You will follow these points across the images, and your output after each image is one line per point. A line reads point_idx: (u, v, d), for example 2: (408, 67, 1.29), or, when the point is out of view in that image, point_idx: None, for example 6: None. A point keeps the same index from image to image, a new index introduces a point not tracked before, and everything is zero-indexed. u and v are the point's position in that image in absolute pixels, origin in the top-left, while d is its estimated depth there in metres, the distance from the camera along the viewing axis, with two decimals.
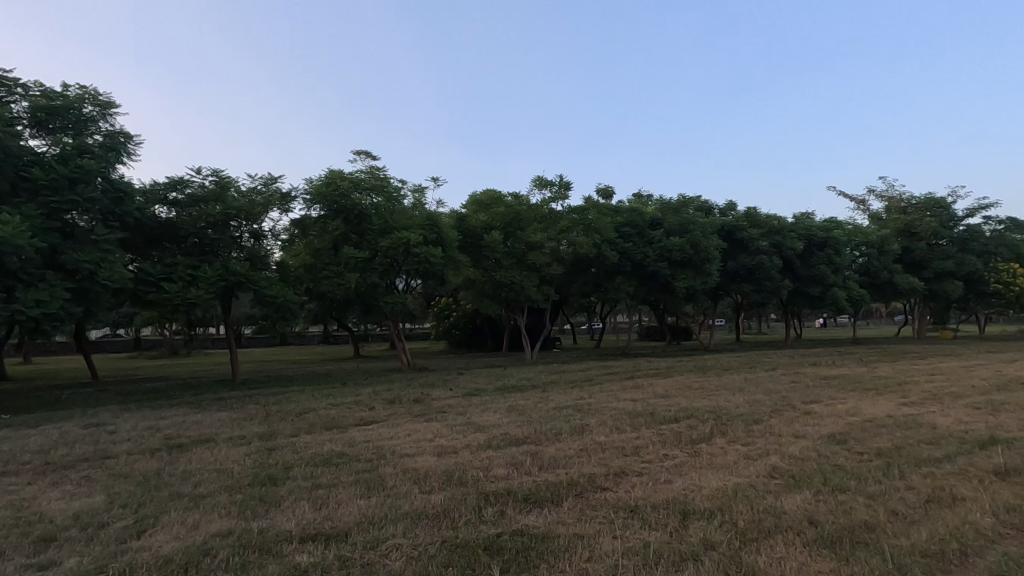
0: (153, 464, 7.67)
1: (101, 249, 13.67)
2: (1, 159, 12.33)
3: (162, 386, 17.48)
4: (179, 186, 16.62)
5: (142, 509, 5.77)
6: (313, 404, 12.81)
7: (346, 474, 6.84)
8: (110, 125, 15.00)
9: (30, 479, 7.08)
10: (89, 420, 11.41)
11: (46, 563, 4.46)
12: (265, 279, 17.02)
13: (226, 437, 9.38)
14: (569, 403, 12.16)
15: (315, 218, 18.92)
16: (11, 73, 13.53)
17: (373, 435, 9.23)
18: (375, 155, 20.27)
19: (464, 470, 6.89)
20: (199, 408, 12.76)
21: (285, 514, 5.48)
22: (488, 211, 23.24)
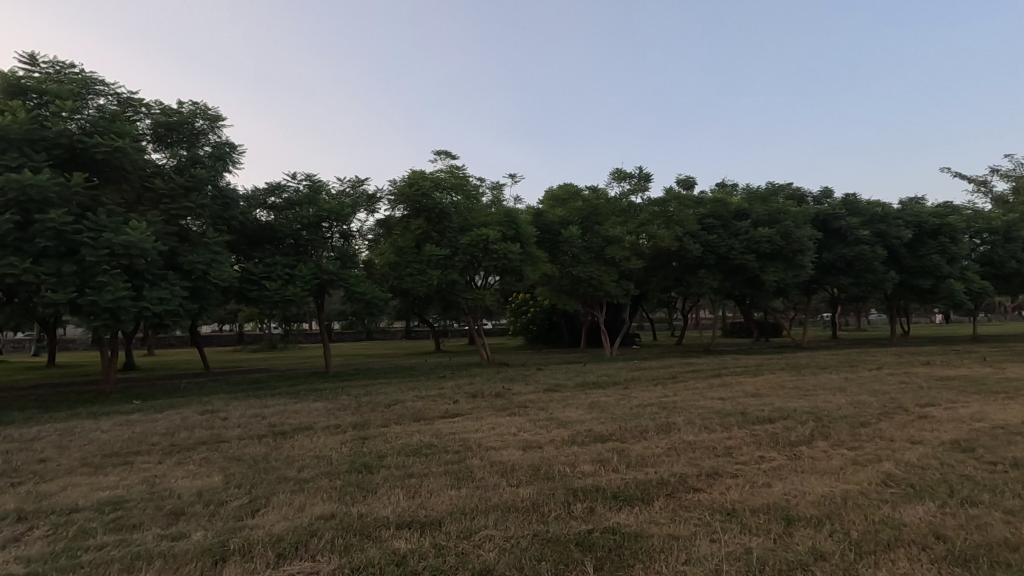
0: (261, 449, 8.29)
1: (211, 251, 14.97)
2: (130, 172, 13.74)
3: (264, 377, 18.88)
4: (277, 191, 17.95)
5: (254, 490, 6.23)
6: (401, 396, 13.32)
7: (436, 465, 7.04)
8: (218, 137, 16.41)
9: (160, 458, 7.88)
10: (204, 407, 12.50)
11: (178, 535, 4.93)
12: (354, 277, 18.02)
13: (323, 425, 9.97)
14: (652, 401, 11.82)
15: (399, 217, 19.70)
16: (137, 95, 15.04)
17: (459, 428, 9.47)
18: (455, 155, 20.84)
19: (551, 465, 6.87)
20: (298, 398, 13.63)
21: (381, 501, 5.73)
22: (565, 207, 23.18)
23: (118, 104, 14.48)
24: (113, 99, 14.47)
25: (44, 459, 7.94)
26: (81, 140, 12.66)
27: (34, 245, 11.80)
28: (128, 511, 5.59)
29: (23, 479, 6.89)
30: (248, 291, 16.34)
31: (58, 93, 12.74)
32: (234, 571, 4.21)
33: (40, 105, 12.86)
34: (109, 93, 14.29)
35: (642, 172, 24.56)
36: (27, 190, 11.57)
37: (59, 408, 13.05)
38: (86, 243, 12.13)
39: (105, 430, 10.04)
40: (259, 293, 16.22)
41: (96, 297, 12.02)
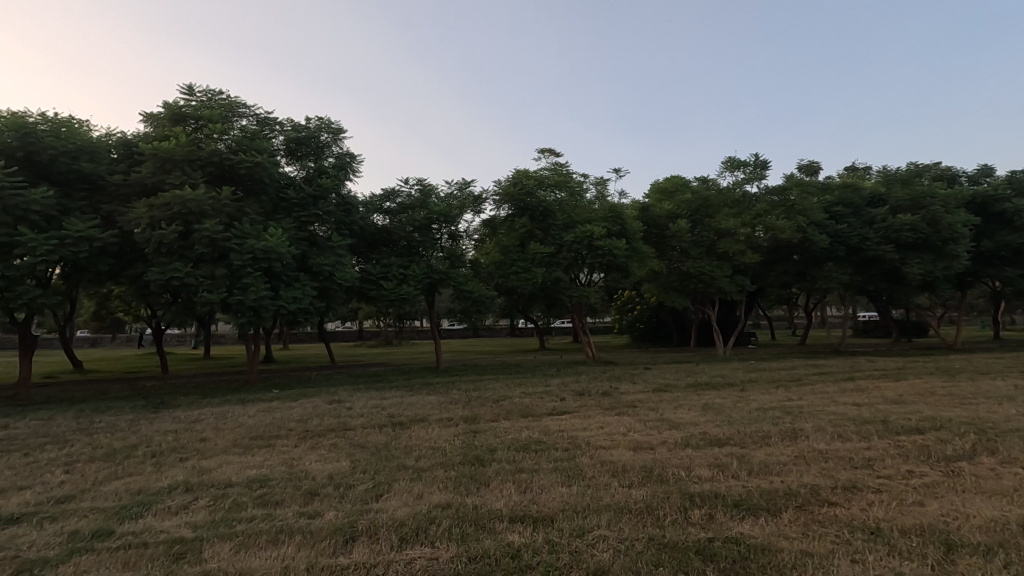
0: (382, 438, 8.85)
1: (336, 254, 16.26)
2: (267, 184, 15.31)
3: (382, 371, 20.20)
4: (392, 196, 19.11)
5: (377, 476, 6.66)
6: (509, 392, 13.58)
7: (546, 461, 7.07)
8: (340, 148, 17.84)
9: (296, 442, 8.70)
10: (331, 397, 13.59)
11: (313, 513, 5.40)
12: (462, 276, 18.71)
13: (437, 418, 10.42)
14: (774, 404, 10.97)
15: (504, 217, 20.10)
16: (272, 114, 16.72)
17: (567, 425, 9.44)
18: (558, 153, 20.87)
19: (665, 468, 6.61)
20: (413, 391, 14.37)
21: (494, 493, 5.85)
22: (673, 200, 22.24)
23: (258, 124, 16.20)
24: (253, 120, 16.21)
25: (205, 438, 9.08)
26: (229, 158, 14.32)
27: (193, 252, 13.54)
28: (271, 488, 6.21)
29: (189, 455, 7.93)
30: (367, 291, 17.48)
31: (210, 117, 14.51)
32: (362, 550, 4.51)
33: (197, 129, 14.71)
34: (249, 115, 16.03)
35: (758, 160, 22.95)
36: (187, 204, 13.31)
37: (214, 395, 14.90)
38: (233, 249, 13.69)
39: (251, 415, 11.29)
40: (377, 291, 17.32)
41: (242, 297, 13.54)
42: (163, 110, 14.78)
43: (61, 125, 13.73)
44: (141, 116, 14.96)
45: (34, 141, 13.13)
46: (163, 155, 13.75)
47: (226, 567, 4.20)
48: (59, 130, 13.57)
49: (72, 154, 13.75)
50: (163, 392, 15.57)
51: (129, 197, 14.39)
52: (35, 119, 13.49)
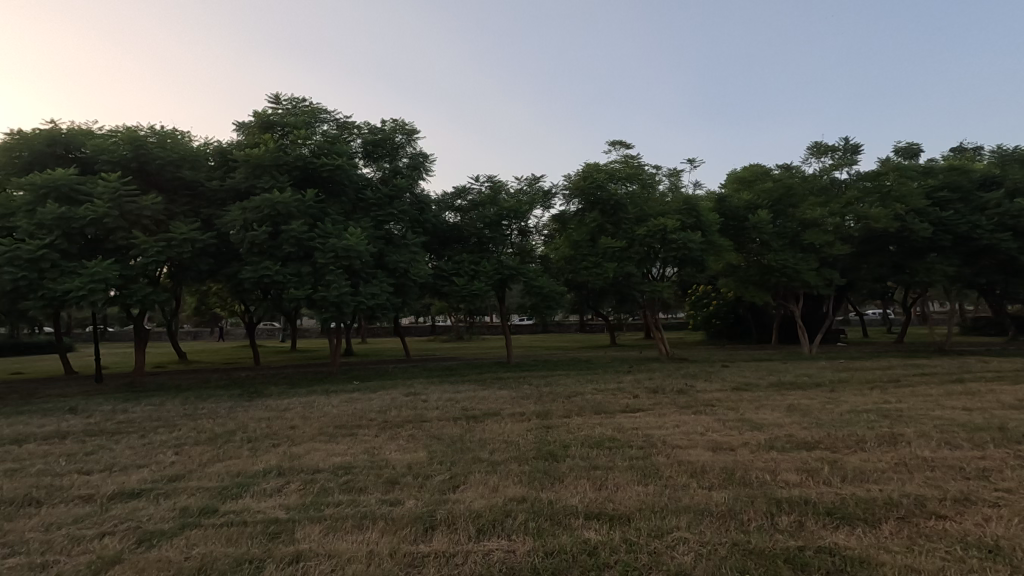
0: (457, 430, 9.06)
1: (411, 252, 16.80)
2: (347, 186, 16.06)
3: (455, 365, 20.67)
4: (463, 194, 19.49)
5: (453, 467, 6.82)
6: (580, 388, 13.50)
7: (620, 459, 6.95)
8: (414, 149, 18.39)
9: (376, 432, 9.08)
10: (408, 390, 14.06)
11: (395, 501, 5.61)
12: (533, 271, 18.79)
13: (510, 412, 10.53)
14: (869, 406, 10.19)
15: (574, 212, 19.97)
16: (351, 119, 17.47)
17: (642, 423, 9.25)
18: (629, 145, 20.44)
19: (748, 471, 6.31)
20: (486, 386, 14.61)
21: (569, 489, 5.82)
22: (752, 189, 21.18)
23: (338, 128, 16.99)
24: (334, 124, 17.02)
25: (294, 426, 9.69)
26: (312, 162, 15.14)
27: (281, 251, 14.42)
28: (355, 475, 6.52)
29: (280, 441, 8.47)
30: (440, 287, 17.91)
31: (295, 124, 15.40)
32: (442, 539, 4.63)
33: (283, 135, 15.64)
34: (330, 120, 16.83)
35: (848, 144, 21.44)
36: (276, 206, 14.21)
37: (301, 385, 15.86)
38: (317, 248, 14.46)
39: (335, 405, 11.90)
40: (450, 287, 17.72)
41: (326, 293, 14.29)
42: (254, 120, 15.82)
43: (167, 137, 15.05)
44: (234, 126, 16.09)
45: (144, 152, 14.46)
46: (254, 161, 14.75)
47: (317, 548, 4.45)
48: (166, 141, 14.89)
49: (176, 163, 15.03)
50: (257, 382, 16.75)
51: (225, 202, 15.54)
52: (145, 133, 14.86)
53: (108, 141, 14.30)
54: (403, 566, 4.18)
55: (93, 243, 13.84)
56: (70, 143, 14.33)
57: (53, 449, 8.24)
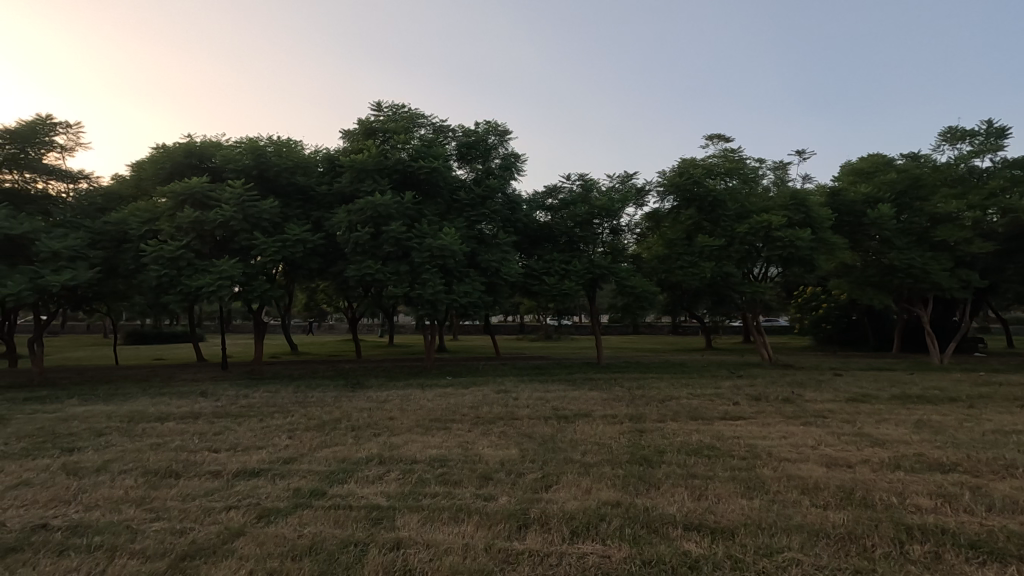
0: (548, 429, 9.04)
1: (502, 251, 17.04)
2: (442, 188, 16.58)
3: (544, 364, 20.70)
4: (555, 193, 19.45)
5: (546, 466, 6.80)
6: (675, 392, 12.99)
7: (721, 469, 6.57)
8: (506, 149, 18.66)
9: (469, 427, 9.27)
10: (499, 387, 14.25)
11: (488, 496, 5.68)
12: (624, 271, 18.37)
13: (601, 414, 10.33)
14: (1019, 427, 8.87)
15: (668, 209, 19.28)
16: (446, 122, 18.03)
17: (744, 432, 8.71)
18: (729, 138, 19.39)
19: (869, 491, 5.72)
20: (576, 386, 14.46)
21: (666, 497, 5.58)
22: (871, 181, 19.31)
23: (434, 132, 17.60)
24: (430, 129, 17.65)
25: (392, 417, 10.15)
26: (411, 165, 15.81)
27: (382, 251, 15.16)
28: (451, 468, 6.69)
29: (381, 431, 8.91)
30: (531, 286, 17.99)
31: (395, 129, 16.16)
32: (536, 538, 4.61)
33: (384, 140, 16.47)
34: (427, 124, 17.47)
35: (991, 127, 18.89)
36: (378, 208, 14.98)
37: (399, 379, 16.63)
38: (414, 248, 15.07)
39: (430, 399, 12.32)
40: (540, 286, 17.72)
41: (422, 291, 14.86)
42: (358, 127, 16.79)
43: (283, 146, 16.41)
44: (340, 134, 17.18)
45: (264, 160, 15.87)
46: (358, 166, 15.65)
47: (416, 537, 4.60)
48: (282, 150, 16.24)
49: (291, 170, 16.34)
50: (360, 374, 17.81)
51: (332, 204, 16.63)
52: (265, 143, 16.30)
53: (234, 151, 15.83)
54: (498, 562, 4.20)
55: (220, 244, 15.37)
56: (203, 154, 16.04)
57: (188, 427, 9.24)
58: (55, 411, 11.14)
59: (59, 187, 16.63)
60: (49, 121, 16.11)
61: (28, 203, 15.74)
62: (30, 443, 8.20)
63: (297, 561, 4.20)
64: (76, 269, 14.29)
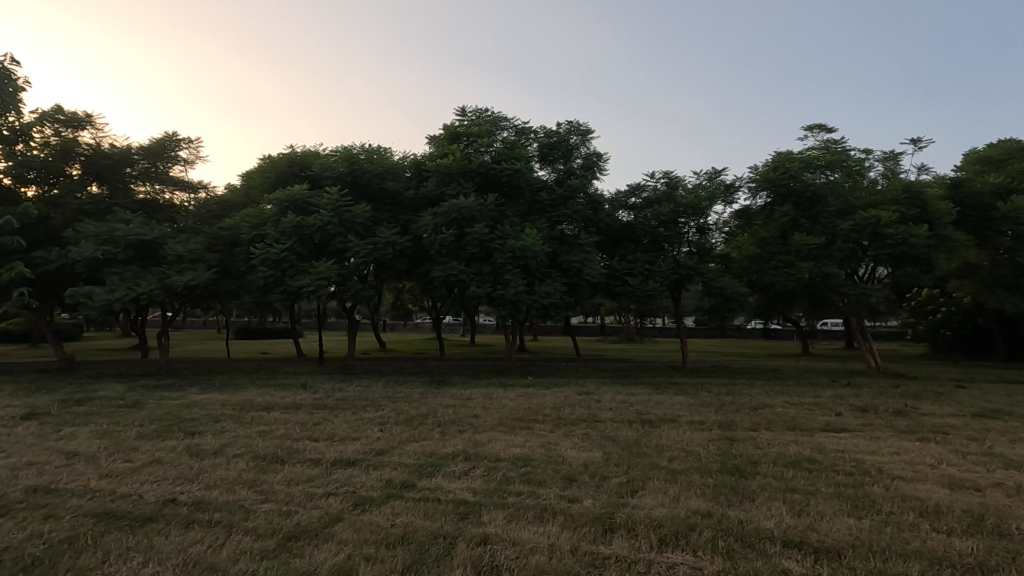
0: (632, 433, 8.85)
1: (584, 251, 16.93)
2: (523, 189, 16.70)
3: (626, 367, 20.28)
4: (638, 191, 18.98)
5: (631, 471, 6.66)
6: (768, 400, 12.25)
7: (824, 484, 6.11)
8: (588, 149, 18.51)
9: (552, 428, 9.26)
10: (581, 389, 14.13)
11: (572, 498, 5.64)
12: (712, 271, 17.60)
13: (688, 420, 9.95)
14: None
15: (761, 206, 18.23)
16: (528, 124, 18.16)
17: (849, 446, 8.05)
18: (830, 127, 18.05)
19: (1003, 519, 5.08)
20: (661, 390, 14.03)
21: (761, 510, 5.28)
22: (1002, 170, 17.22)
23: (516, 134, 17.79)
24: (513, 131, 17.86)
25: (476, 415, 10.36)
26: (494, 168, 16.07)
27: (466, 252, 15.52)
28: (534, 468, 6.72)
29: (465, 428, 9.13)
30: (613, 287, 17.71)
31: (478, 132, 16.50)
32: (622, 544, 4.52)
33: (468, 144, 16.86)
34: (510, 127, 17.69)
35: None
36: (462, 211, 15.34)
37: (482, 377, 16.97)
38: (497, 249, 15.31)
39: (513, 398, 12.44)
40: (623, 287, 17.37)
41: (504, 291, 15.07)
42: (443, 132, 17.32)
43: (374, 153, 17.29)
44: (426, 139, 17.81)
45: (357, 167, 16.79)
46: (443, 170, 16.14)
47: (502, 534, 4.66)
48: (373, 157, 17.12)
49: (381, 176, 17.18)
50: (444, 372, 18.38)
51: (419, 208, 17.28)
52: (358, 151, 17.26)
53: (330, 160, 16.89)
54: (584, 565, 4.17)
55: (318, 247, 16.42)
56: (303, 163, 17.20)
57: (291, 417, 9.95)
58: (179, 398, 12.42)
59: (183, 197, 18.52)
60: (175, 137, 17.99)
61: (158, 212, 17.68)
62: (159, 426, 9.17)
63: (390, 549, 4.39)
64: (196, 271, 15.85)
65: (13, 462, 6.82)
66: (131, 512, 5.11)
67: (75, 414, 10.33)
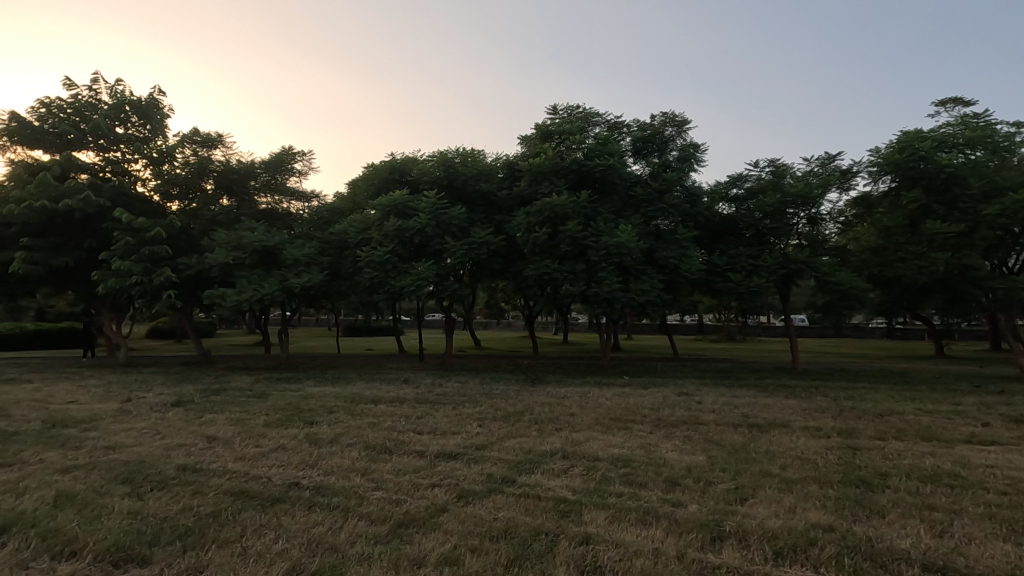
0: (739, 437, 8.37)
1: (682, 247, 16.32)
2: (616, 184, 16.34)
3: (729, 367, 19.23)
4: (739, 181, 17.82)
5: (739, 477, 6.29)
6: (897, 406, 11.06)
7: (971, 504, 5.40)
8: (684, 140, 17.79)
9: (651, 429, 9.00)
10: (680, 390, 13.62)
11: (677, 502, 5.44)
12: (826, 265, 16.22)
13: (802, 425, 9.24)
14: None
15: (883, 192, 16.52)
16: (620, 118, 17.80)
17: (1002, 461, 7.05)
18: (969, 100, 15.99)
19: None
20: (769, 393, 13.16)
21: (894, 528, 4.78)
22: None
23: (608, 129, 17.49)
24: (605, 126, 17.58)
25: (572, 413, 10.31)
26: (586, 164, 15.92)
27: (559, 250, 15.50)
28: (634, 469, 6.57)
29: (562, 426, 9.11)
30: (714, 283, 16.88)
31: (570, 130, 16.44)
32: (733, 554, 4.29)
33: (560, 142, 16.83)
34: (601, 122, 17.43)
35: None
36: (555, 209, 15.32)
37: (576, 376, 16.88)
38: (591, 246, 15.15)
39: (609, 397, 12.25)
40: (725, 284, 16.48)
41: (599, 289, 14.88)
42: (535, 132, 17.42)
43: (468, 156, 17.76)
44: (519, 140, 18.00)
45: (452, 171, 17.33)
46: (536, 169, 16.22)
47: (604, 535, 4.59)
48: (467, 160, 17.57)
49: (475, 177, 17.61)
50: (539, 370, 18.49)
51: (512, 208, 17.53)
52: (453, 154, 17.81)
53: (428, 165, 17.61)
54: (692, 572, 4.01)
55: (418, 249, 17.14)
56: (403, 170, 18.02)
57: (396, 410, 10.50)
58: (298, 390, 13.55)
59: (298, 206, 20.14)
60: (291, 151, 19.59)
61: (278, 220, 19.41)
62: (283, 415, 10.06)
63: (494, 542, 4.48)
64: (311, 273, 17.20)
65: (167, 443, 7.80)
66: (262, 493, 5.65)
67: (214, 402, 11.61)
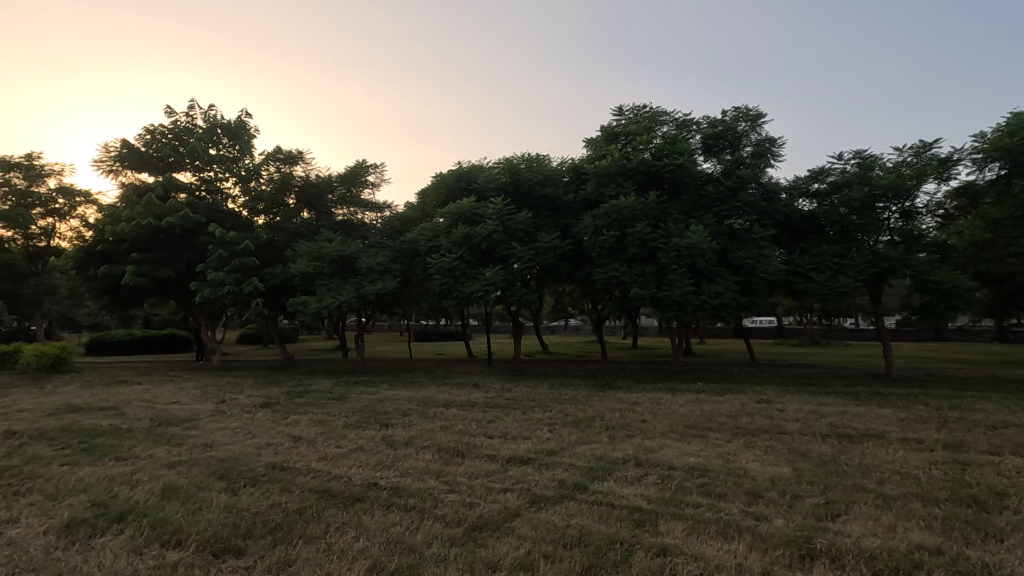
0: (828, 449, 7.82)
1: (759, 246, 15.56)
2: (687, 184, 15.83)
3: (814, 373, 18.06)
4: (821, 175, 16.73)
5: (830, 491, 5.88)
6: (1012, 417, 9.97)
7: None
8: (759, 135, 17.00)
9: (729, 438, 8.60)
10: (760, 397, 12.94)
11: (760, 516, 5.15)
12: (924, 263, 14.92)
13: (900, 437, 8.50)
14: None
15: (990, 181, 15.01)
16: (690, 116, 17.24)
17: None
18: None
19: None
20: (859, 401, 12.24)
21: (1014, 554, 4.29)
22: None
23: (677, 128, 16.99)
24: (673, 125, 17.11)
25: (645, 420, 10.04)
26: (655, 164, 15.54)
27: (628, 253, 15.21)
28: (713, 479, 6.30)
29: (634, 433, 8.89)
30: (795, 284, 15.95)
31: (637, 130, 16.13)
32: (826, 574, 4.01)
33: (626, 143, 16.53)
34: (669, 121, 16.97)
35: None
36: (623, 211, 15.06)
37: (648, 381, 16.46)
38: (661, 248, 14.75)
39: (683, 404, 11.84)
40: (807, 285, 15.53)
41: (670, 291, 14.46)
42: (600, 134, 17.21)
43: (533, 161, 17.81)
44: (584, 143, 17.85)
45: (519, 177, 17.44)
46: (602, 172, 16.02)
47: (683, 547, 4.43)
48: (532, 165, 17.62)
49: (541, 182, 17.64)
50: (608, 375, 18.20)
51: (579, 211, 17.41)
52: (518, 160, 17.91)
53: (494, 172, 17.84)
54: None
55: (486, 255, 17.35)
56: (470, 177, 18.44)
57: (467, 414, 10.65)
58: (374, 393, 14.08)
59: (372, 217, 20.98)
60: (364, 164, 20.47)
61: (353, 230, 20.31)
62: (360, 417, 10.48)
63: (568, 550, 4.44)
64: (384, 281, 17.87)
65: (257, 442, 8.33)
66: (344, 492, 5.90)
67: (298, 404, 12.30)
